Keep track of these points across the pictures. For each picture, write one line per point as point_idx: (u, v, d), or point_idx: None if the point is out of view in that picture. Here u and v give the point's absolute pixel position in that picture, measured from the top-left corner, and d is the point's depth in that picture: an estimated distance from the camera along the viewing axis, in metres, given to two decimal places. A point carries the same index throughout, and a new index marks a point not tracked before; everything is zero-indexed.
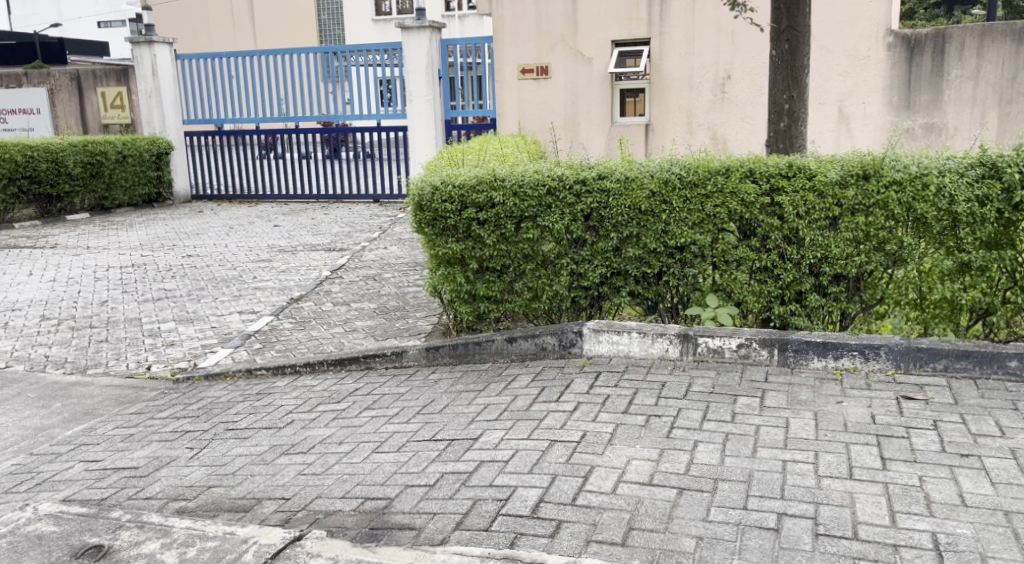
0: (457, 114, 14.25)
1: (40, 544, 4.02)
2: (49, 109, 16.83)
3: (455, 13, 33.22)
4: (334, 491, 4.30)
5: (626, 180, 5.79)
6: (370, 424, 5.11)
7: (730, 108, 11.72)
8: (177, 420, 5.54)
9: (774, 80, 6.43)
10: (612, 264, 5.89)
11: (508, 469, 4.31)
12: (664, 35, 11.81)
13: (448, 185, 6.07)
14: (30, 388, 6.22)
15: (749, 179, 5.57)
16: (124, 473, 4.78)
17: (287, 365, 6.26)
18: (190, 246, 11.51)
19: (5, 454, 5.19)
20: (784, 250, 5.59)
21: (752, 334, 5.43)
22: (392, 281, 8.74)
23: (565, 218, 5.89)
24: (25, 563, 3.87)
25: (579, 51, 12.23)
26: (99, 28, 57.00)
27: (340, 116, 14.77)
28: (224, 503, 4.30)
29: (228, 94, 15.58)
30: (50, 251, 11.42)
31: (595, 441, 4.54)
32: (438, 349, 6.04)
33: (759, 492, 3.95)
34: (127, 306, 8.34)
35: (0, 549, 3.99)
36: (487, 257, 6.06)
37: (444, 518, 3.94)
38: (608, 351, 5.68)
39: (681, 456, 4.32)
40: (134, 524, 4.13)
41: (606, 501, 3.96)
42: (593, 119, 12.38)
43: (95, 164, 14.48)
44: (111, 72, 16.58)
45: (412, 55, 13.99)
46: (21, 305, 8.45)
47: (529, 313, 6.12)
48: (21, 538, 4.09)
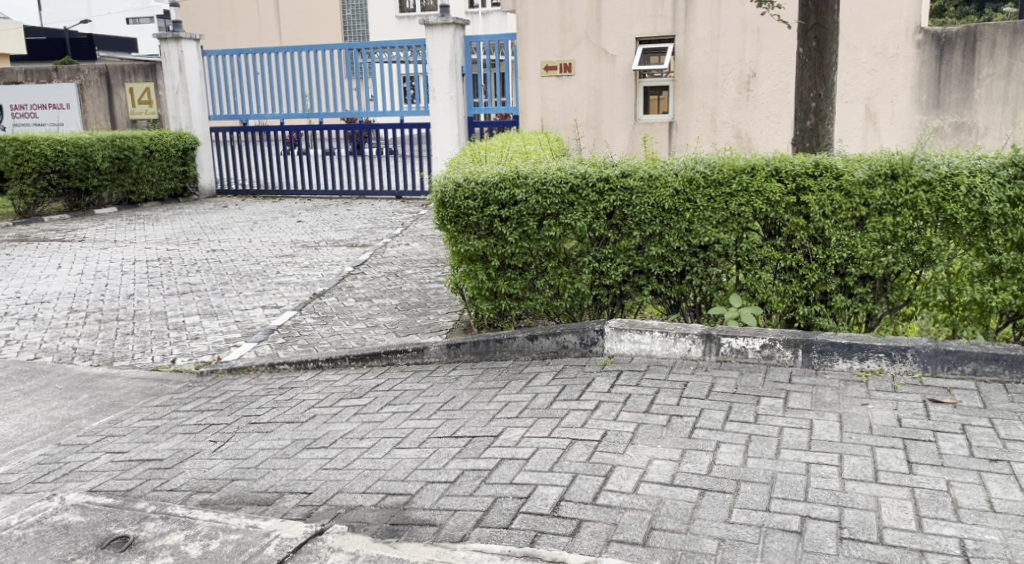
0: (480, 111, 14.26)
1: (66, 534, 4.06)
2: (79, 104, 16.92)
3: (479, 10, 33.25)
4: (355, 486, 4.31)
5: (650, 178, 5.76)
6: (391, 420, 5.12)
7: (755, 106, 11.64)
8: (200, 413, 5.58)
9: (802, 77, 6.37)
10: (635, 262, 5.86)
11: (528, 466, 4.31)
12: (689, 32, 11.74)
13: (471, 182, 6.07)
14: (58, 379, 6.29)
15: (775, 178, 5.52)
16: (149, 464, 4.82)
17: (309, 360, 6.29)
18: (215, 240, 11.59)
19: (33, 444, 5.25)
20: (809, 250, 5.54)
21: (776, 335, 5.39)
22: (414, 277, 8.76)
23: (587, 216, 5.87)
24: (52, 552, 3.91)
25: (603, 48, 12.19)
26: (128, 25, 57.78)
27: (363, 112, 14.80)
28: (247, 496, 4.32)
29: (253, 90, 15.67)
30: (78, 244, 11.54)
31: (616, 440, 4.51)
32: (460, 346, 6.04)
33: (782, 494, 3.92)
34: (152, 299, 8.41)
35: (28, 538, 4.04)
36: (508, 254, 6.06)
37: (465, 515, 3.94)
38: (630, 350, 5.65)
39: (703, 457, 4.29)
40: (159, 516, 4.16)
41: (627, 500, 3.95)
42: (617, 116, 12.33)
43: (122, 158, 14.63)
44: (138, 68, 16.34)
45: (435, 52, 13.99)
46: (50, 298, 8.54)
47: (551, 310, 6.11)
48: (48, 527, 4.13)
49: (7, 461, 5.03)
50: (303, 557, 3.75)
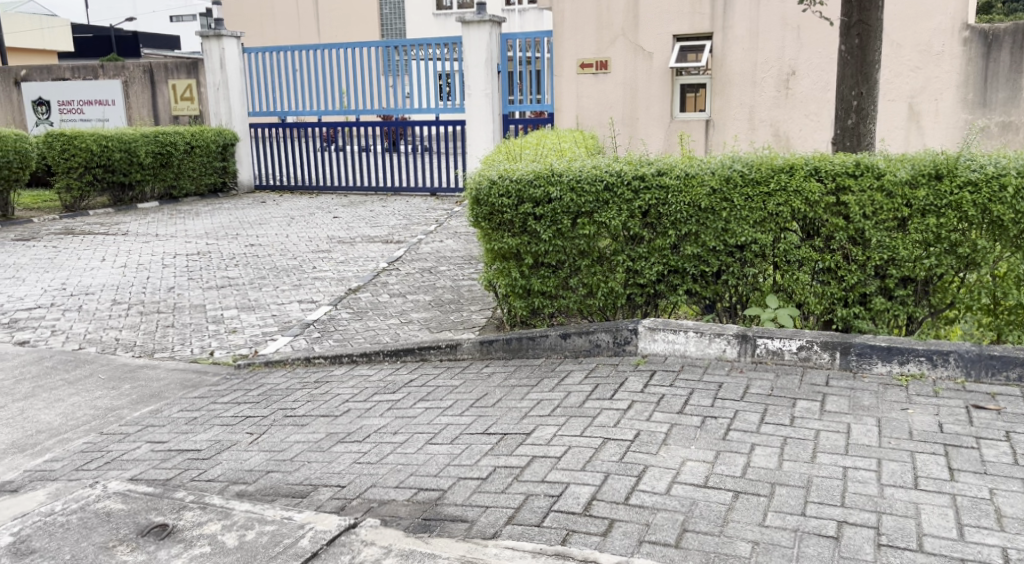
0: (515, 109, 14.24)
1: (108, 521, 4.10)
2: (123, 100, 17.10)
3: (516, 8, 33.35)
4: (388, 481, 4.32)
5: (686, 178, 5.70)
6: (424, 415, 5.12)
7: (794, 104, 11.50)
8: (238, 405, 5.63)
9: (843, 75, 6.27)
10: (670, 262, 5.81)
11: (560, 465, 4.28)
12: (728, 29, 11.62)
13: (505, 180, 6.05)
14: (101, 369, 6.39)
15: (814, 178, 5.44)
16: (188, 454, 4.87)
17: (344, 354, 6.32)
18: (253, 235, 11.70)
19: (76, 433, 5.33)
20: (849, 251, 5.45)
21: (814, 337, 5.31)
22: (448, 274, 8.76)
23: (622, 215, 5.83)
24: (94, 538, 3.96)
25: (640, 45, 12.10)
26: (173, 23, 59.02)
27: (400, 109, 14.85)
28: (282, 488, 4.35)
29: (291, 87, 15.81)
30: (122, 237, 11.72)
31: (649, 440, 4.48)
32: (492, 343, 6.02)
33: (819, 498, 3.86)
34: (192, 293, 8.51)
35: (71, 524, 4.09)
36: (542, 252, 6.03)
37: (497, 511, 3.93)
38: (663, 350, 5.60)
39: (737, 459, 4.24)
40: (197, 506, 4.20)
41: (660, 501, 3.91)
42: (653, 114, 12.25)
43: (165, 154, 14.81)
44: (181, 65, 16.48)
45: (472, 49, 13.98)
46: (94, 290, 8.67)
47: (583, 309, 6.09)
48: (90, 514, 4.18)
49: (52, 448, 5.12)
50: (337, 550, 3.76)
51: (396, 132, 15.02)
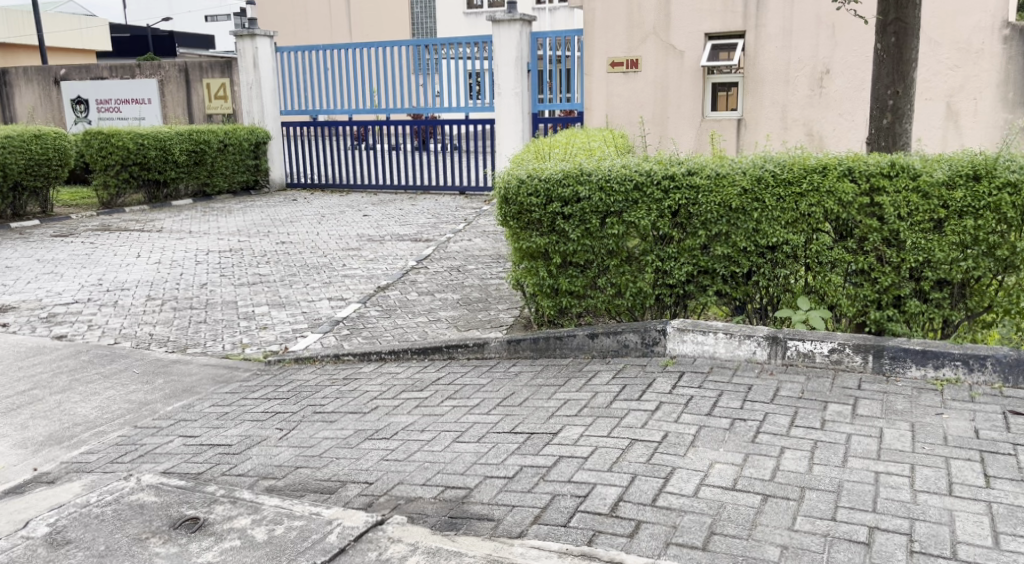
0: (545, 107, 14.19)
1: (141, 513, 4.14)
2: (159, 99, 17.28)
3: (546, 6, 33.34)
4: (415, 478, 4.32)
5: (717, 178, 5.64)
6: (451, 414, 5.12)
7: (828, 103, 11.36)
8: (268, 401, 5.67)
9: (879, 74, 6.19)
10: (700, 262, 5.76)
11: (586, 466, 4.26)
12: (761, 27, 11.51)
13: (534, 179, 6.03)
14: (136, 364, 6.46)
15: (848, 178, 5.36)
16: (219, 449, 4.91)
17: (373, 352, 6.34)
18: (285, 232, 11.79)
19: (111, 426, 5.39)
20: (883, 252, 5.37)
21: (846, 339, 5.24)
22: (476, 272, 8.77)
23: (651, 215, 5.78)
24: (127, 530, 4.00)
25: (672, 43, 12.02)
26: (208, 23, 59.86)
27: (429, 109, 14.88)
28: (311, 484, 4.37)
29: (323, 86, 15.92)
30: (156, 234, 11.86)
31: (676, 442, 4.44)
32: (520, 342, 6.01)
33: (850, 503, 3.80)
34: (224, 289, 8.58)
35: (106, 515, 4.13)
36: (570, 252, 6.01)
37: (523, 511, 3.92)
38: (692, 350, 5.56)
39: (766, 462, 4.19)
40: (228, 500, 4.23)
41: (687, 504, 3.87)
42: (684, 114, 12.17)
43: (199, 152, 14.92)
44: (215, 64, 16.62)
45: (502, 48, 13.97)
46: (129, 285, 8.78)
47: (611, 309, 6.05)
48: (124, 506, 4.22)
49: (88, 441, 5.18)
50: (364, 546, 3.77)
51: (426, 131, 15.06)
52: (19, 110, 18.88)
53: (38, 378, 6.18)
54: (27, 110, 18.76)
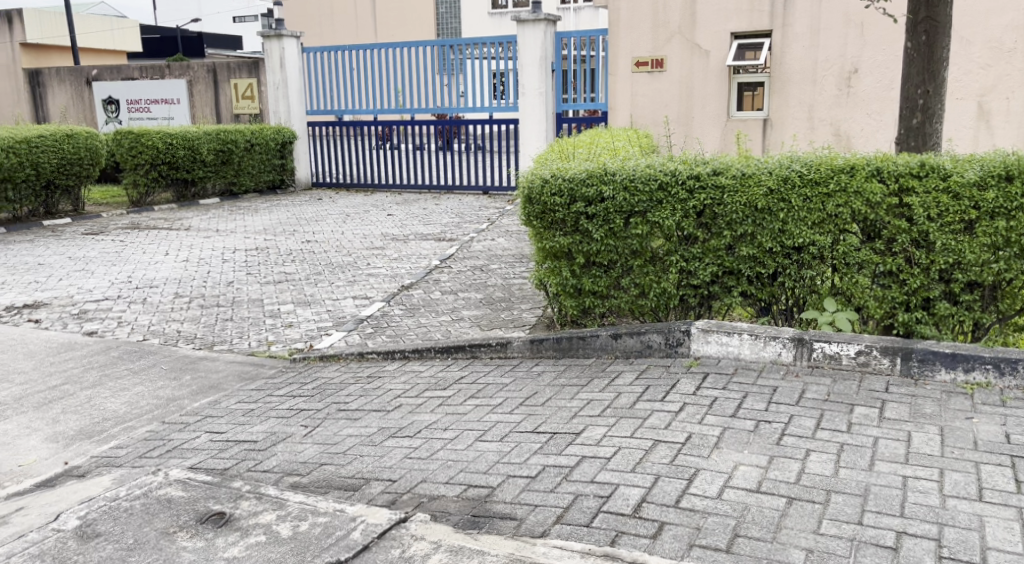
0: (569, 107, 14.18)
1: (169, 507, 4.18)
2: (188, 99, 17.44)
3: (571, 6, 33.31)
4: (438, 476, 4.33)
5: (743, 178, 5.61)
6: (474, 412, 5.12)
7: (855, 103, 11.25)
8: (293, 398, 5.69)
9: (909, 73, 6.11)
10: (725, 262, 5.72)
11: (610, 466, 4.24)
12: (788, 27, 11.42)
13: (558, 179, 6.02)
14: (164, 360, 6.51)
15: (876, 178, 5.31)
16: (245, 445, 4.94)
17: (396, 350, 6.35)
18: (310, 231, 11.86)
19: (140, 421, 5.44)
20: (912, 254, 5.30)
21: (873, 341, 5.18)
22: (499, 272, 8.75)
23: (676, 215, 5.75)
24: (155, 524, 4.03)
25: (697, 43, 11.96)
26: (235, 23, 60.51)
27: (454, 109, 14.91)
28: (335, 481, 4.38)
29: (349, 86, 16.00)
30: (184, 232, 11.97)
31: (700, 443, 4.41)
32: (543, 342, 5.99)
33: (876, 507, 3.76)
34: (250, 287, 8.64)
35: (134, 509, 4.17)
36: (594, 252, 5.99)
37: (545, 510, 3.91)
38: (717, 352, 5.52)
39: (791, 465, 4.15)
40: (253, 495, 4.25)
41: (711, 505, 3.85)
42: (709, 113, 12.10)
43: (226, 151, 15.04)
44: (243, 64, 16.74)
45: (526, 48, 13.96)
46: (158, 283, 8.86)
47: (635, 309, 6.02)
48: (152, 501, 4.25)
49: (117, 435, 5.23)
50: (388, 543, 3.77)
51: (450, 131, 15.09)
52: (52, 110, 19.16)
53: (69, 373, 6.25)
54: (60, 110, 19.04)
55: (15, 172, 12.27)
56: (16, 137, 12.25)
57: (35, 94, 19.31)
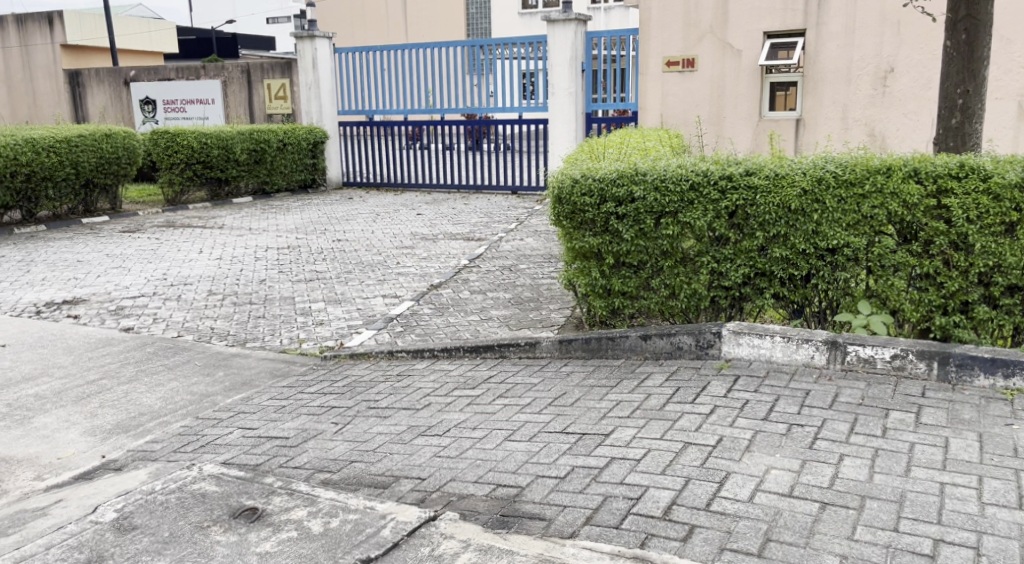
0: (598, 107, 14.13)
1: (203, 502, 4.21)
2: (222, 99, 17.61)
3: (601, 6, 33.34)
4: (467, 475, 4.33)
5: (776, 178, 5.55)
6: (503, 412, 5.12)
7: (891, 103, 11.12)
8: (324, 395, 5.72)
9: (948, 72, 6.02)
10: (757, 264, 5.67)
11: (639, 468, 4.22)
12: (822, 26, 11.30)
13: (588, 179, 5.99)
14: (198, 356, 6.58)
15: (913, 179, 5.23)
16: (276, 441, 4.97)
17: (426, 349, 6.35)
18: (341, 230, 11.93)
19: (175, 416, 5.50)
20: (949, 256, 5.22)
21: (909, 345, 5.11)
22: (528, 272, 8.74)
23: (707, 216, 5.71)
24: (190, 518, 4.07)
25: (729, 43, 11.87)
26: (268, 24, 61.23)
27: (483, 109, 14.93)
28: (365, 478, 4.39)
29: (379, 86, 16.08)
30: (217, 231, 12.08)
31: (731, 446, 4.37)
32: (572, 342, 5.97)
33: (913, 514, 3.70)
34: (282, 285, 8.70)
35: (169, 503, 4.21)
36: (624, 252, 5.96)
37: (575, 511, 3.89)
38: (748, 354, 5.47)
39: (824, 469, 4.10)
40: (285, 491, 4.28)
41: (742, 509, 3.81)
42: (741, 113, 12.01)
43: (259, 151, 15.18)
44: (276, 64, 16.90)
45: (557, 48, 13.94)
46: (192, 280, 8.95)
47: (665, 310, 5.98)
48: (187, 494, 4.29)
49: (152, 430, 5.29)
50: (418, 541, 3.78)
51: (479, 131, 15.10)
52: (91, 110, 19.44)
53: (107, 368, 6.34)
54: (99, 110, 19.31)
55: (56, 170, 12.45)
56: (57, 136, 12.42)
57: (75, 94, 19.61)
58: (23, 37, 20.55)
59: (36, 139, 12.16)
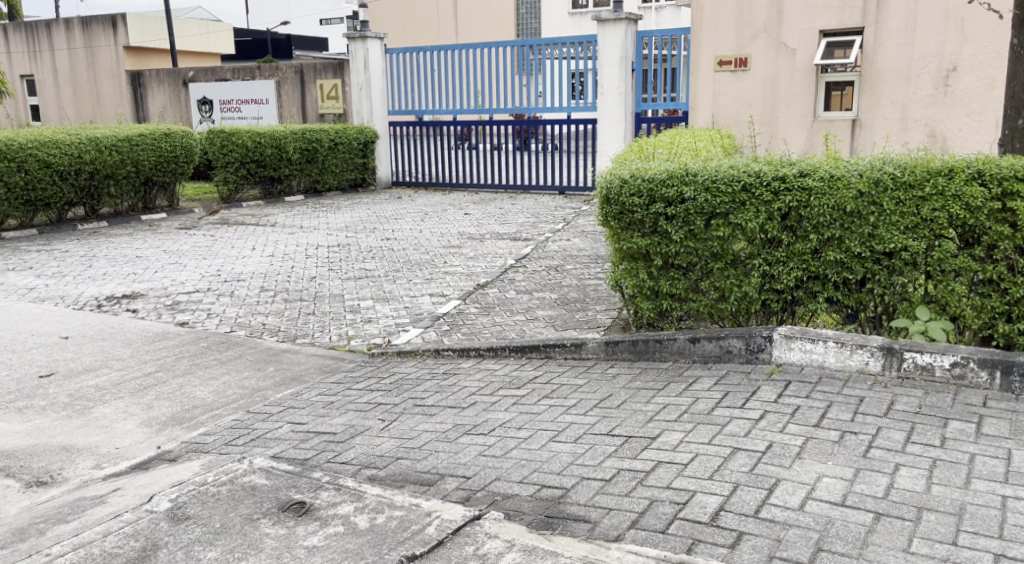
0: (648, 107, 13.98)
1: (253, 494, 4.24)
2: (276, 99, 17.83)
3: (652, 5, 33.26)
4: (512, 475, 4.29)
5: (831, 179, 5.43)
6: (548, 413, 5.08)
7: (953, 103, 10.84)
8: (371, 392, 5.74)
9: (1015, 71, 5.84)
10: (810, 267, 5.55)
11: (686, 473, 4.14)
12: (880, 24, 11.05)
13: (637, 179, 5.91)
14: (250, 351, 6.65)
15: (976, 182, 5.08)
16: (324, 437, 4.99)
17: (471, 348, 6.33)
18: (390, 229, 11.99)
19: (227, 409, 5.56)
20: (1014, 262, 5.06)
21: (970, 353, 4.96)
22: (574, 272, 8.70)
23: (760, 217, 5.60)
24: (240, 510, 4.10)
25: (783, 42, 11.67)
26: (321, 25, 62.11)
27: (532, 109, 14.90)
28: (411, 476, 4.39)
29: (429, 86, 16.15)
30: (271, 228, 12.22)
31: (781, 453, 4.28)
32: (618, 344, 5.90)
33: (972, 528, 3.58)
34: (333, 282, 8.77)
35: (220, 495, 4.25)
36: (673, 253, 5.87)
37: (620, 515, 3.84)
38: (800, 359, 5.36)
39: (879, 479, 3.99)
40: (332, 486, 4.29)
41: (792, 517, 3.72)
42: (794, 113, 11.82)
43: (311, 150, 15.34)
44: (329, 64, 17.04)
45: (607, 48, 13.85)
46: (245, 277, 9.06)
47: (714, 313, 5.88)
48: (238, 487, 4.33)
49: (205, 423, 5.35)
50: (462, 540, 3.75)
51: (528, 131, 15.08)
52: (152, 110, 19.87)
53: (163, 361, 6.44)
54: (160, 110, 19.73)
55: (118, 168, 12.70)
56: (119, 135, 12.69)
57: (138, 94, 20.07)
58: (87, 39, 20.99)
59: (99, 138, 12.42)
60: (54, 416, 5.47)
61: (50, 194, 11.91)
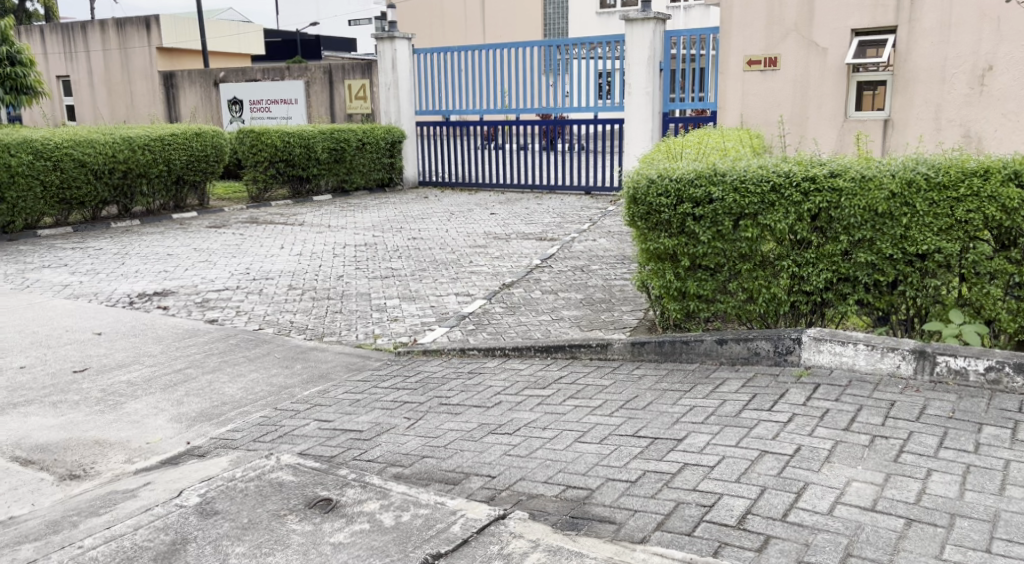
0: (676, 107, 13.93)
1: (280, 490, 4.26)
2: (305, 99, 17.94)
3: (680, 5, 33.16)
4: (537, 475, 4.28)
5: (862, 180, 5.36)
6: (574, 413, 5.05)
7: (988, 102, 10.68)
8: (397, 390, 5.75)
9: None
10: (840, 269, 5.48)
11: (713, 475, 4.11)
12: (914, 22, 10.92)
13: (665, 179, 5.87)
14: (278, 349, 6.68)
15: (1013, 183, 5.01)
16: (350, 434, 5.00)
17: (497, 348, 6.32)
18: (417, 228, 12.01)
19: (255, 406, 5.59)
20: None
21: (1005, 357, 4.87)
22: (600, 272, 8.67)
23: (789, 218, 5.54)
24: (267, 506, 4.11)
25: (814, 41, 11.55)
26: (349, 25, 62.49)
27: (559, 109, 14.87)
28: (436, 474, 4.38)
29: (456, 86, 16.16)
30: (298, 227, 12.29)
31: (810, 456, 4.23)
32: (644, 345, 5.87)
33: (1007, 535, 3.52)
34: (360, 281, 8.81)
35: (248, 491, 4.27)
36: (700, 254, 5.82)
37: (646, 516, 3.81)
38: (830, 362, 5.30)
39: (910, 484, 3.93)
40: (358, 483, 4.30)
41: (821, 521, 3.67)
42: (825, 113, 11.69)
43: (339, 150, 15.42)
44: (358, 65, 17.10)
45: (634, 47, 13.78)
46: (273, 275, 9.11)
47: (742, 315, 5.82)
48: (265, 483, 4.35)
49: (233, 419, 5.38)
50: (486, 539, 3.74)
51: (554, 131, 15.05)
52: (184, 110, 20.10)
53: (192, 357, 6.49)
54: (191, 110, 19.95)
55: (150, 167, 12.84)
56: (151, 135, 12.84)
57: (170, 95, 20.33)
58: (122, 41, 21.24)
59: (132, 137, 12.56)
60: (87, 411, 5.53)
61: (84, 193, 12.05)
